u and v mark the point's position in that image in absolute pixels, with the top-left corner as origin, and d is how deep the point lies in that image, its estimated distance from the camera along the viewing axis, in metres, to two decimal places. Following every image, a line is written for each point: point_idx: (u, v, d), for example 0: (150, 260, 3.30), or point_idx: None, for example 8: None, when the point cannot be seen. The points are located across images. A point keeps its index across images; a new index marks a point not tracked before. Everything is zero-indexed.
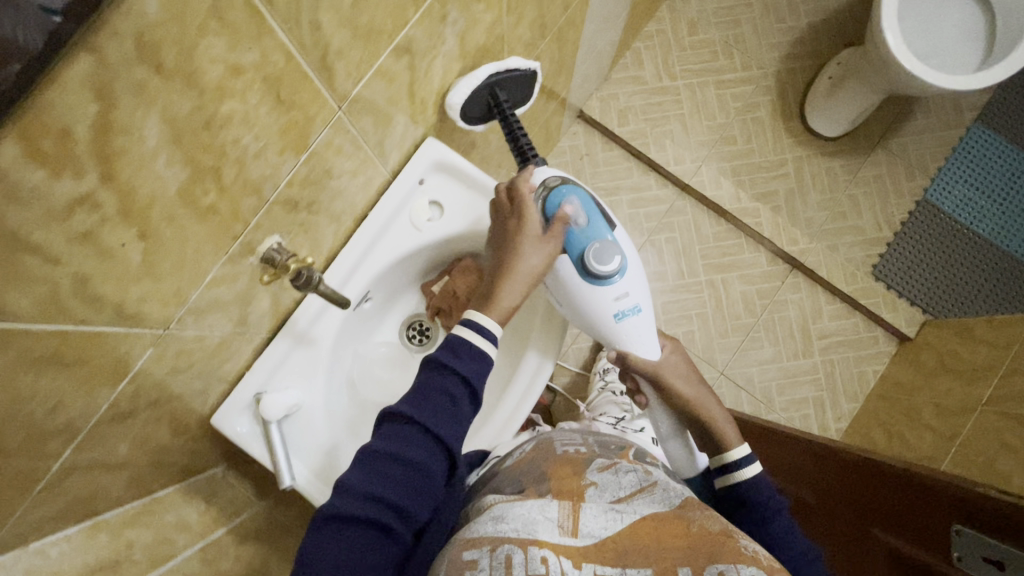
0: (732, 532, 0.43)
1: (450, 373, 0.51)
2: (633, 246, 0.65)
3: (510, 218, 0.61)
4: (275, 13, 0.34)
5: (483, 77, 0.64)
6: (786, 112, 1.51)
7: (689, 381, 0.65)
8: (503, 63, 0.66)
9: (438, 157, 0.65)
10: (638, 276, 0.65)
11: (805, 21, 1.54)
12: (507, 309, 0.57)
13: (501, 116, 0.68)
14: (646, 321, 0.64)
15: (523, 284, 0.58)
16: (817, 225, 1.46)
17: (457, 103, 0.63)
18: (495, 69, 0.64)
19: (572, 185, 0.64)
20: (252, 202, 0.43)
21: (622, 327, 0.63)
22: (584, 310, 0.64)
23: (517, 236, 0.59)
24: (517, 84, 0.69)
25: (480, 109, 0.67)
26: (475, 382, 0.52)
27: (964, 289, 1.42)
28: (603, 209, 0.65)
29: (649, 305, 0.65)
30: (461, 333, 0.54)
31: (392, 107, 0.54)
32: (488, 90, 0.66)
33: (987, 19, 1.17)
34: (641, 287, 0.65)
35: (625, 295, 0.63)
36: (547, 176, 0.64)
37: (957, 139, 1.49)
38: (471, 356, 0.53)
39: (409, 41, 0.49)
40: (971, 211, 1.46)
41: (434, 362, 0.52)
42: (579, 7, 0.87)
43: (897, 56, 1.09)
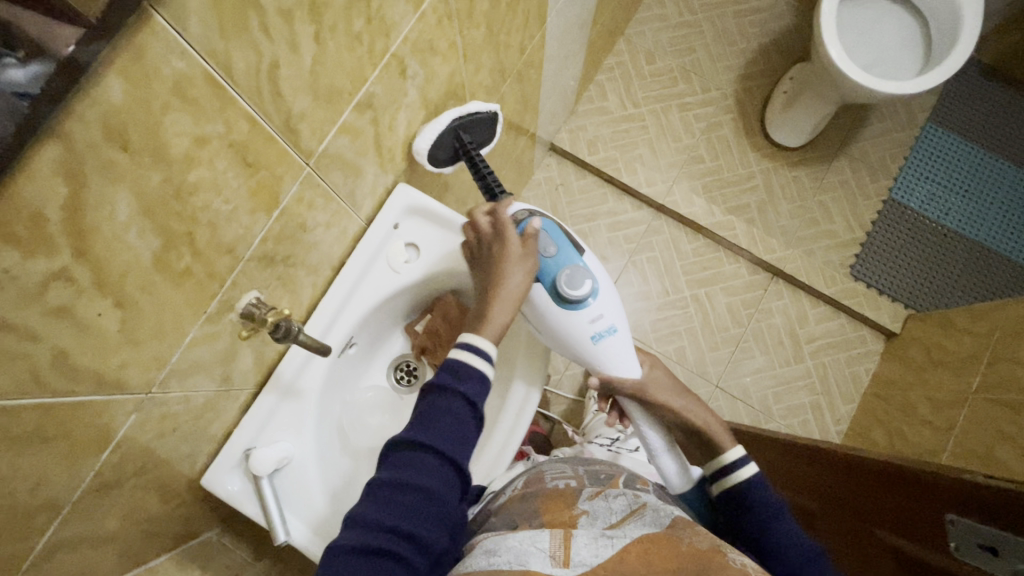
0: (720, 548, 0.44)
1: (452, 395, 0.51)
2: (603, 268, 0.67)
3: (489, 244, 0.62)
4: (237, 87, 0.36)
5: (447, 122, 0.67)
6: (748, 128, 1.57)
7: (675, 394, 0.66)
8: (464, 107, 0.69)
9: (411, 202, 0.67)
10: (612, 297, 0.66)
11: (755, 42, 1.62)
12: (497, 328, 0.57)
13: (468, 157, 0.71)
14: (624, 338, 0.66)
15: (507, 301, 0.58)
16: (792, 233, 1.50)
17: (424, 148, 0.65)
18: (457, 113, 0.67)
19: (539, 215, 0.66)
20: (227, 261, 0.45)
21: (599, 349, 0.65)
22: (561, 335, 0.65)
23: (501, 259, 0.60)
24: (480, 126, 0.72)
25: (447, 152, 0.69)
26: (478, 401, 0.52)
27: (942, 281, 1.45)
28: (572, 236, 0.67)
29: (625, 325, 0.67)
30: (463, 353, 0.53)
31: (362, 158, 0.57)
32: (453, 133, 0.68)
33: (922, 28, 1.24)
34: (616, 307, 0.66)
35: (599, 317, 0.64)
36: (517, 211, 0.65)
37: (913, 139, 1.56)
38: (472, 377, 0.53)
39: (371, 96, 0.51)
40: (937, 205, 1.51)
41: (436, 385, 0.52)
42: (536, 51, 0.92)
43: (842, 68, 1.15)
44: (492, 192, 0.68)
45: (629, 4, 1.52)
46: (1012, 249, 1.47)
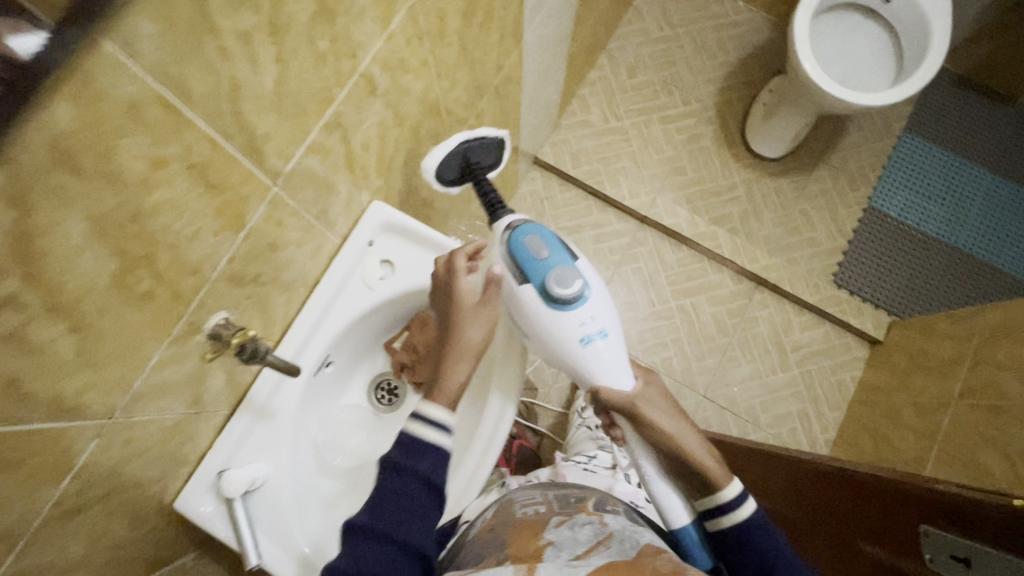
0: (683, 570, 0.44)
1: (405, 475, 0.52)
2: (595, 274, 0.70)
3: (446, 297, 0.64)
4: (195, 109, 0.36)
5: (455, 144, 0.71)
6: (729, 139, 1.59)
7: (669, 416, 0.65)
8: (473, 131, 0.73)
9: (385, 220, 0.67)
10: (603, 301, 0.68)
11: (734, 56, 1.65)
12: (455, 390, 0.58)
13: (474, 178, 0.74)
14: (613, 343, 0.67)
15: (466, 359, 0.60)
16: (775, 242, 1.51)
17: (432, 165, 0.70)
18: (465, 137, 0.71)
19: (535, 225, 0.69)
20: (192, 282, 0.44)
21: (590, 352, 0.66)
22: (552, 339, 0.67)
23: (458, 315, 0.62)
24: (487, 151, 0.75)
25: (454, 172, 0.73)
26: (432, 476, 0.53)
27: (924, 287, 1.47)
28: (565, 244, 0.70)
29: (616, 330, 0.68)
30: (413, 428, 0.54)
31: (334, 176, 0.57)
32: (460, 154, 0.72)
33: (892, 41, 1.27)
34: (607, 312, 0.68)
35: (589, 320, 0.66)
36: (512, 221, 0.69)
37: (891, 148, 1.58)
38: (425, 452, 0.53)
39: (340, 115, 0.52)
40: (916, 213, 1.53)
41: (389, 466, 0.53)
42: (514, 67, 0.93)
43: (816, 80, 1.17)
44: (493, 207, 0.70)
45: (610, 20, 1.55)
46: (991, 254, 1.49)
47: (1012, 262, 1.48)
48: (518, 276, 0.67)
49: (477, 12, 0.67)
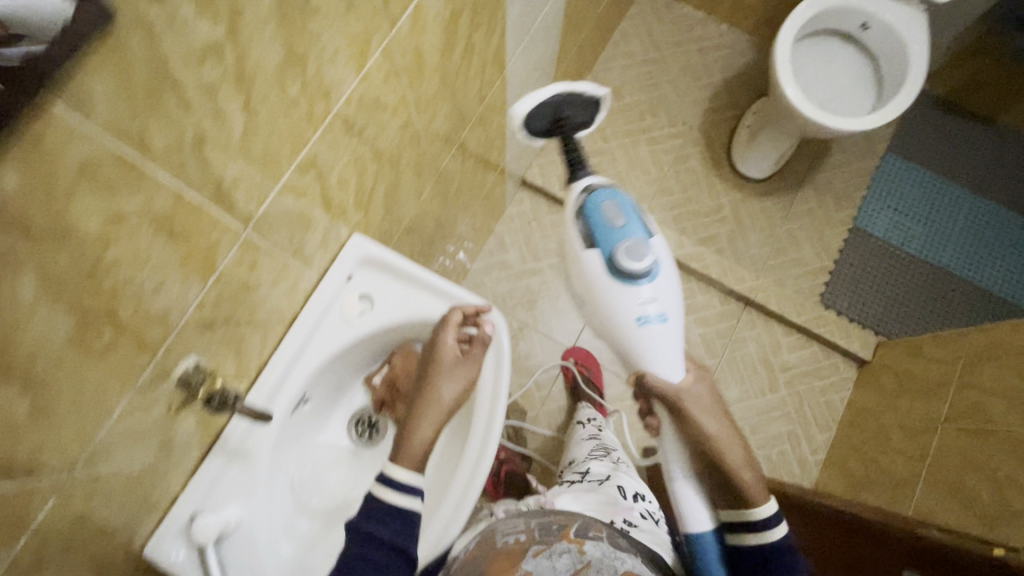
0: None
1: (369, 541, 0.57)
2: (668, 252, 0.73)
3: (429, 350, 0.67)
4: (155, 161, 0.35)
5: (548, 94, 0.73)
6: (715, 160, 1.61)
7: (714, 420, 0.72)
8: (569, 85, 0.74)
9: (364, 253, 0.67)
10: (669, 285, 0.72)
11: (719, 77, 1.67)
12: (418, 452, 0.61)
13: (561, 133, 0.76)
14: (670, 333, 0.71)
15: (432, 419, 0.63)
16: (762, 262, 1.52)
17: (521, 111, 0.72)
18: (560, 89, 0.73)
19: (616, 192, 0.74)
20: (158, 330, 0.43)
21: (643, 331, 0.71)
22: (609, 309, 0.72)
23: (434, 372, 0.65)
24: (584, 109, 0.76)
25: (542, 124, 0.75)
26: (396, 541, 0.57)
27: (909, 306, 1.48)
28: (643, 216, 0.74)
29: (676, 316, 0.72)
30: (382, 494, 0.59)
31: (310, 214, 0.56)
32: (552, 107, 0.74)
33: (872, 67, 1.30)
34: (672, 299, 0.72)
35: (651, 301, 0.70)
36: (591, 183, 0.74)
37: (874, 169, 1.60)
38: (389, 517, 0.58)
39: (314, 155, 0.51)
40: (900, 232, 1.55)
41: (356, 532, 0.58)
42: (496, 94, 0.94)
43: (798, 106, 1.19)
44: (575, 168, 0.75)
45: (595, 43, 1.56)
46: (975, 272, 1.51)
47: (996, 280, 1.49)
48: (590, 242, 0.73)
49: (456, 45, 0.67)
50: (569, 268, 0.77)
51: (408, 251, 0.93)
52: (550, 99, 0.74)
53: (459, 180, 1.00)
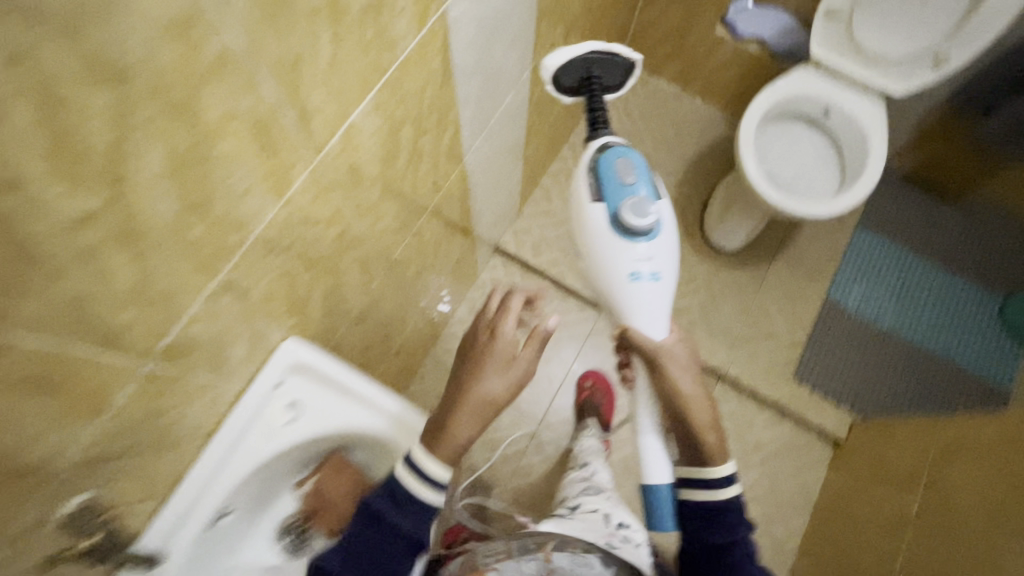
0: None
1: (388, 526, 0.60)
2: (668, 214, 0.80)
3: (482, 337, 0.69)
4: (21, 328, 0.34)
5: (582, 53, 0.77)
6: (688, 231, 1.62)
7: (685, 375, 0.77)
8: (606, 46, 0.77)
9: (295, 359, 0.66)
10: (666, 248, 0.79)
11: (693, 149, 1.69)
12: (456, 446, 0.63)
13: (590, 91, 0.81)
14: (660, 292, 0.79)
15: (475, 410, 0.64)
16: (734, 336, 1.51)
17: (550, 66, 0.77)
18: (595, 48, 0.76)
19: (630, 150, 0.79)
20: (34, 480, 0.41)
21: (635, 286, 0.78)
22: (607, 262, 0.78)
23: (484, 360, 0.67)
24: (615, 70, 0.80)
25: (573, 79, 0.80)
26: (416, 532, 0.61)
27: (884, 385, 1.46)
28: (652, 178, 0.80)
29: (668, 277, 0.79)
30: (406, 482, 0.61)
31: (230, 331, 0.55)
32: (584, 63, 0.78)
33: (835, 150, 1.32)
34: (666, 261, 0.79)
35: (647, 260, 0.77)
36: (608, 139, 0.80)
37: (845, 242, 1.60)
38: (413, 509, 0.61)
39: (230, 280, 0.50)
40: (874, 307, 1.54)
41: (376, 513, 0.61)
42: (454, 183, 0.94)
43: (759, 188, 1.20)
44: (593, 126, 0.81)
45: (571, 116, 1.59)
46: (952, 352, 1.48)
47: (973, 362, 1.46)
48: (598, 194, 0.79)
49: (399, 153, 0.68)
50: (573, 216, 0.83)
51: (360, 337, 0.92)
52: (583, 56, 0.77)
53: (417, 264, 0.99)
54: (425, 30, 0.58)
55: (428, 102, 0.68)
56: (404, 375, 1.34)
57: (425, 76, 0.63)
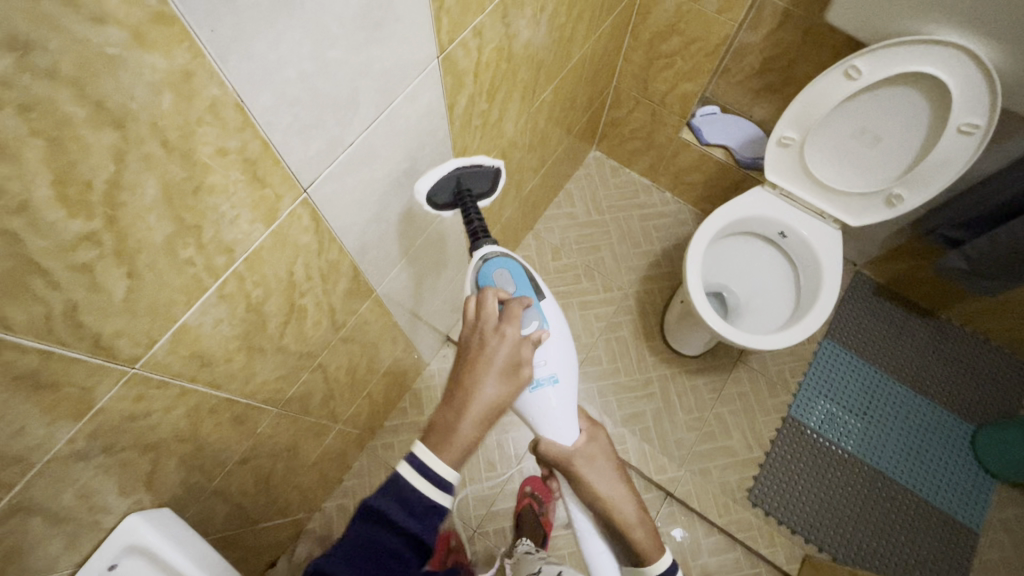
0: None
1: (395, 532, 0.57)
2: (555, 312, 0.78)
3: (486, 337, 0.67)
4: None
5: (449, 168, 0.77)
6: (648, 331, 1.56)
7: (604, 477, 0.75)
8: (470, 160, 0.79)
9: (135, 540, 0.61)
10: (559, 347, 0.76)
11: (658, 245, 1.66)
12: (460, 450, 0.62)
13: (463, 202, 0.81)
14: (563, 393, 0.75)
15: (478, 416, 0.64)
16: (687, 448, 1.44)
17: (425, 187, 0.75)
18: (460, 162, 0.78)
19: (508, 258, 0.77)
20: None
21: (537, 396, 0.74)
22: None
23: (488, 368, 0.65)
24: (482, 179, 0.82)
25: (446, 195, 0.79)
26: (426, 538, 0.58)
27: (843, 517, 1.37)
28: (535, 280, 0.79)
29: (567, 376, 0.76)
30: (417, 486, 0.59)
31: (35, 538, 0.51)
32: (453, 179, 0.78)
33: (790, 267, 1.26)
34: (561, 360, 0.76)
35: (542, 367, 0.74)
36: (488, 252, 0.77)
37: (811, 353, 1.53)
38: (422, 513, 0.58)
39: (23, 501, 0.47)
40: (838, 428, 1.46)
41: (382, 518, 0.57)
42: (367, 311, 0.91)
43: (706, 316, 1.15)
44: (474, 236, 0.77)
45: (534, 208, 1.57)
46: (918, 483, 1.41)
47: (938, 496, 1.40)
48: None
49: (268, 321, 0.64)
50: None
51: (252, 471, 0.87)
52: (451, 172, 0.78)
53: (329, 389, 0.96)
54: (279, 221, 0.55)
55: (304, 269, 0.65)
56: (332, 476, 1.28)
57: (292, 252, 0.61)
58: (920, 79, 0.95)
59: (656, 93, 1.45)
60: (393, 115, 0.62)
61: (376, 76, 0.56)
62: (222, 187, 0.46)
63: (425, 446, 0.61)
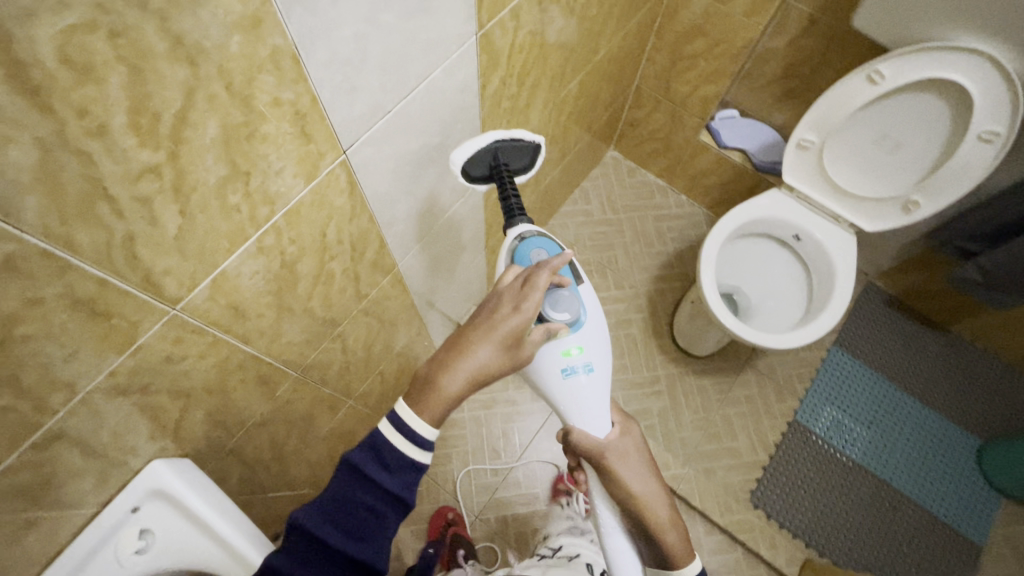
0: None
1: (372, 486, 0.60)
2: (591, 299, 0.79)
3: (499, 306, 0.68)
4: None
5: (486, 142, 0.78)
6: (657, 330, 1.57)
7: (638, 476, 0.76)
8: (508, 135, 0.79)
9: (154, 485, 0.62)
10: (595, 338, 0.77)
11: (671, 247, 1.67)
12: (440, 406, 0.63)
13: (499, 176, 0.81)
14: (596, 382, 0.76)
15: (461, 378, 0.64)
16: (692, 446, 1.44)
17: (457, 158, 0.78)
18: (498, 136, 0.79)
19: (545, 238, 0.79)
20: None
21: (570, 383, 0.75)
22: (538, 365, 0.75)
23: (489, 333, 0.65)
24: (520, 154, 0.82)
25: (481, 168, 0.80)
26: (403, 492, 0.60)
27: (842, 523, 1.37)
28: (574, 268, 0.81)
29: (602, 366, 0.77)
30: (392, 440, 0.60)
31: (70, 470, 0.53)
32: (490, 152, 0.79)
33: (803, 271, 1.27)
34: (598, 350, 0.77)
35: (576, 355, 0.75)
36: (525, 231, 0.78)
37: (819, 361, 1.54)
38: (398, 468, 0.61)
39: (63, 428, 0.49)
40: (843, 435, 1.46)
41: (360, 473, 0.60)
42: (387, 287, 0.93)
43: (715, 308, 1.16)
44: (510, 213, 0.79)
45: (551, 203, 1.58)
46: (920, 495, 1.40)
47: (940, 510, 1.39)
48: None
49: (298, 282, 0.66)
50: None
51: (268, 437, 0.89)
52: (488, 145, 0.79)
53: (345, 362, 0.97)
54: (319, 179, 0.57)
55: (336, 233, 0.67)
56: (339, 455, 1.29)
57: (327, 214, 0.63)
58: (943, 87, 0.96)
59: (678, 95, 1.47)
60: (432, 86, 0.65)
61: (421, 46, 0.58)
62: (273, 138, 0.48)
63: (408, 405, 0.62)
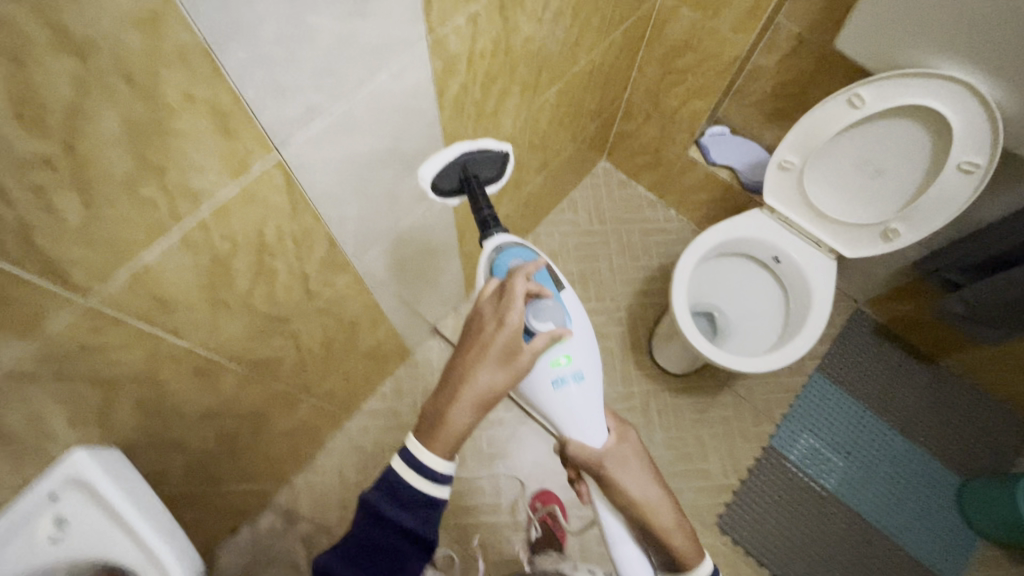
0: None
1: (393, 525, 0.60)
2: (575, 304, 0.76)
3: (487, 323, 0.66)
4: None
5: (455, 155, 0.82)
6: (637, 345, 1.55)
7: (638, 481, 0.74)
8: (477, 146, 0.83)
9: (75, 476, 0.62)
10: (583, 345, 0.74)
11: (657, 262, 1.65)
12: (452, 439, 0.63)
13: (469, 187, 0.83)
14: (588, 390, 0.73)
15: (467, 406, 0.63)
16: (661, 465, 1.42)
17: (428, 174, 0.81)
18: (467, 147, 0.82)
19: (523, 248, 0.77)
20: None
21: (561, 394, 0.72)
22: (528, 381, 0.72)
23: (483, 355, 0.64)
24: (489, 164, 0.85)
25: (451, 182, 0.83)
26: (426, 529, 0.61)
27: (813, 555, 1.34)
28: (554, 272, 0.77)
29: (592, 373, 0.74)
30: (410, 480, 0.61)
31: None
32: (458, 165, 0.82)
33: (781, 292, 1.25)
34: (587, 358, 0.74)
35: (565, 365, 0.72)
36: (501, 242, 0.76)
37: (800, 387, 1.50)
38: (417, 507, 0.61)
39: None
40: (820, 465, 1.42)
41: (382, 516, 0.60)
42: (344, 287, 0.92)
43: (688, 332, 1.14)
44: (484, 224, 0.77)
45: (535, 211, 1.57)
46: (895, 529, 1.37)
47: (917, 547, 1.35)
48: None
49: (234, 278, 0.66)
50: None
51: (216, 429, 0.89)
52: (457, 158, 0.82)
53: (301, 360, 0.97)
54: (250, 176, 0.57)
55: (275, 231, 0.67)
56: (302, 451, 1.29)
57: (263, 211, 0.63)
58: (924, 113, 0.94)
59: (667, 108, 1.45)
60: (378, 89, 0.64)
61: (359, 48, 0.58)
62: (189, 135, 0.48)
63: (417, 439, 0.62)
